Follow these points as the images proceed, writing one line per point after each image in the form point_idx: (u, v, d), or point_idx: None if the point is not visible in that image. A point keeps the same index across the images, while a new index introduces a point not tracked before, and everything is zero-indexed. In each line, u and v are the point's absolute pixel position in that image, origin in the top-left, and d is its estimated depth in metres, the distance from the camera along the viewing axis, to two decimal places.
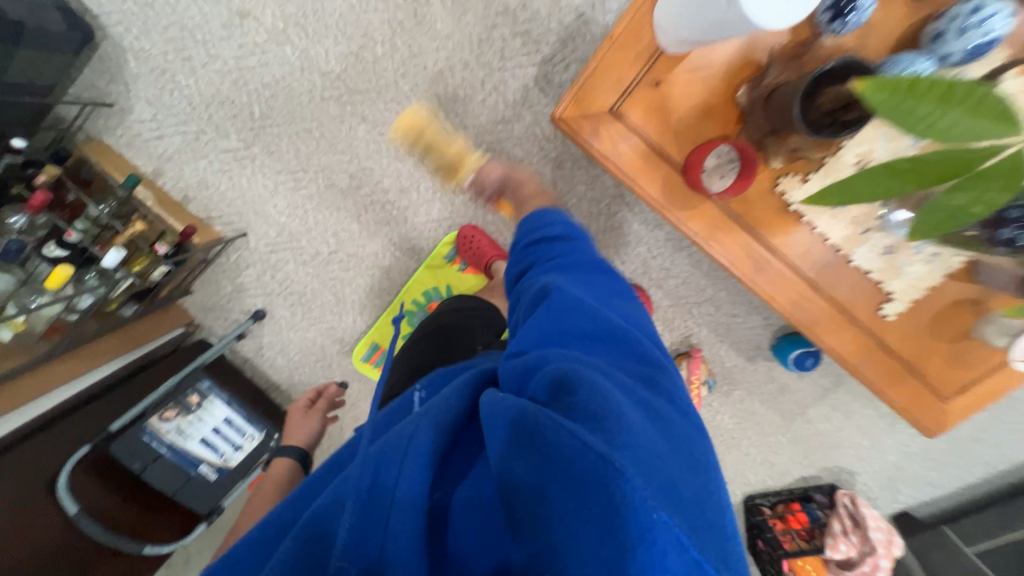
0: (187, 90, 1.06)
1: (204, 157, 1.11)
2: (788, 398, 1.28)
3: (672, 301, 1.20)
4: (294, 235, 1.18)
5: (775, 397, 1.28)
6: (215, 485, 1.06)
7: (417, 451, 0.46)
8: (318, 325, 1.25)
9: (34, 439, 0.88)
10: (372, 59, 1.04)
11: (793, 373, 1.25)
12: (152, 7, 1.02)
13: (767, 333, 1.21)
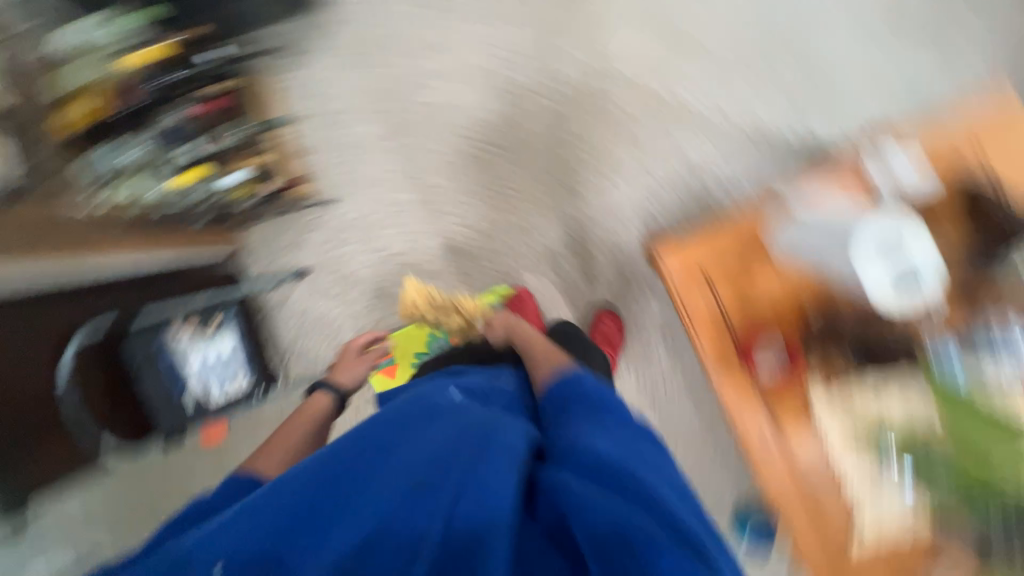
0: (359, 78, 1.23)
1: (338, 131, 1.25)
2: None
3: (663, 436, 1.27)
4: (373, 224, 1.28)
5: None
6: (187, 413, 1.05)
7: (468, 475, 0.59)
8: (349, 308, 1.30)
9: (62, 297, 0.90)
10: (514, 127, 1.24)
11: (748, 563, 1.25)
12: (369, 11, 1.22)
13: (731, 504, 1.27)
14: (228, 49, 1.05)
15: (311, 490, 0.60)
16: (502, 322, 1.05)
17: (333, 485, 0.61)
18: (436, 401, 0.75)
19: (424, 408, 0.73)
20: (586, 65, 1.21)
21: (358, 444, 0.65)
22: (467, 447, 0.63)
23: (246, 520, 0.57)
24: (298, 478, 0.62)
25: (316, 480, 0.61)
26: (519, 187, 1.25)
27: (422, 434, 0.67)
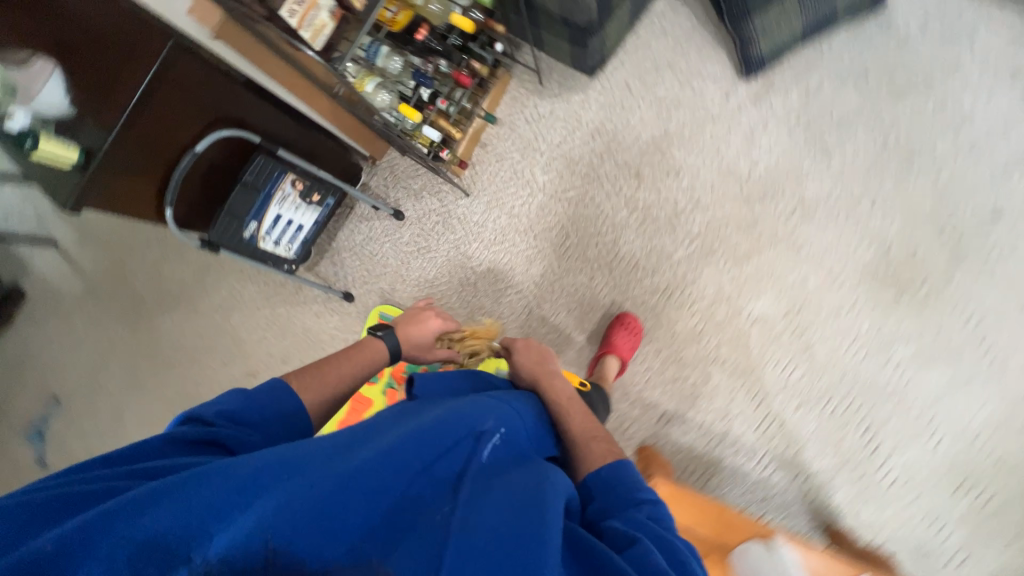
0: (569, 140, 1.33)
1: (519, 158, 1.36)
2: None
3: None
4: (475, 237, 1.38)
5: None
6: (238, 240, 1.11)
7: (515, 559, 0.46)
8: (405, 270, 1.43)
9: (246, 92, 0.99)
10: (636, 276, 1.26)
11: None
12: (623, 105, 1.30)
13: None
14: (504, 46, 1.20)
15: (320, 505, 0.48)
16: (529, 364, 0.90)
17: (342, 503, 0.48)
18: (469, 421, 0.59)
19: (455, 431, 0.58)
20: (727, 284, 1.20)
21: (376, 459, 0.52)
22: (511, 508, 0.50)
23: (242, 516, 0.47)
24: (296, 478, 0.49)
25: (324, 495, 0.48)
26: (597, 318, 1.28)
27: (443, 447, 0.56)
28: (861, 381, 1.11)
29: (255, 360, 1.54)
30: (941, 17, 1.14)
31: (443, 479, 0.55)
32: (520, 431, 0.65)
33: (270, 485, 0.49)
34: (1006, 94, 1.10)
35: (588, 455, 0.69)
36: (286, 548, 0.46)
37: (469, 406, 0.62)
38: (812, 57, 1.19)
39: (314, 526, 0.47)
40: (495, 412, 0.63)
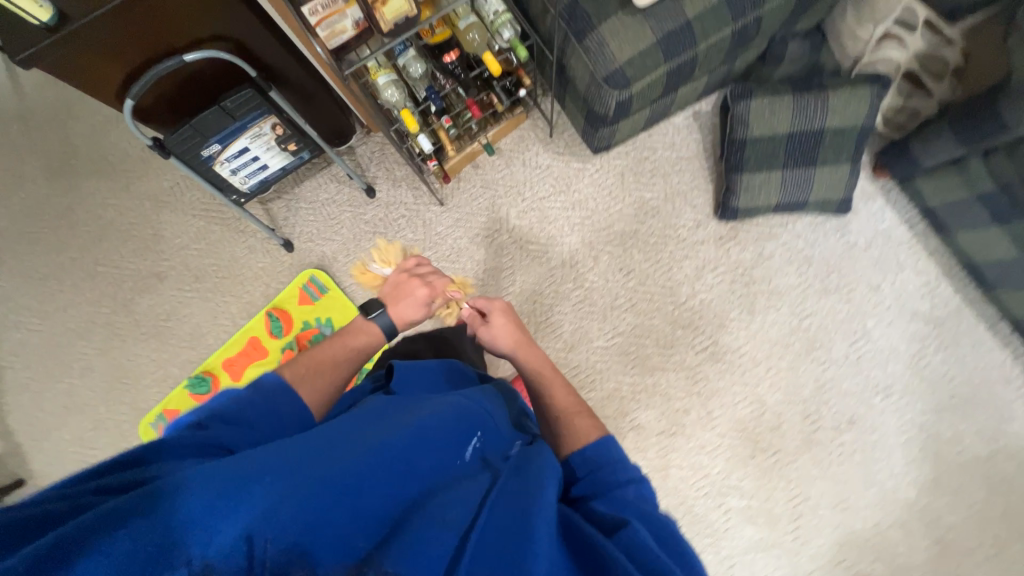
0: (552, 198, 1.39)
1: (503, 193, 1.40)
2: None
3: None
4: (432, 245, 1.41)
5: None
6: (194, 155, 1.08)
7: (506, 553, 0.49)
8: (355, 245, 1.43)
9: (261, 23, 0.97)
10: (554, 345, 1.33)
11: None
12: (610, 191, 1.39)
13: None
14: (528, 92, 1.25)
15: (315, 507, 0.50)
16: (502, 338, 0.92)
17: (336, 505, 0.51)
18: (451, 426, 0.63)
19: (437, 436, 0.61)
20: (625, 385, 1.30)
21: (363, 464, 0.54)
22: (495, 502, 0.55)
23: (244, 509, 0.48)
24: (288, 477, 0.51)
25: (320, 499, 0.51)
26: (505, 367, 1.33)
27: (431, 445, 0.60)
28: (692, 514, 1.24)
29: (166, 264, 1.48)
30: (885, 245, 1.30)
31: (430, 479, 0.57)
32: (497, 432, 0.68)
33: (255, 487, 0.50)
34: (901, 330, 1.27)
35: (572, 427, 0.75)
36: (291, 542, 0.48)
37: (446, 414, 0.64)
38: (775, 227, 1.33)
39: (313, 525, 0.49)
40: (472, 419, 0.67)
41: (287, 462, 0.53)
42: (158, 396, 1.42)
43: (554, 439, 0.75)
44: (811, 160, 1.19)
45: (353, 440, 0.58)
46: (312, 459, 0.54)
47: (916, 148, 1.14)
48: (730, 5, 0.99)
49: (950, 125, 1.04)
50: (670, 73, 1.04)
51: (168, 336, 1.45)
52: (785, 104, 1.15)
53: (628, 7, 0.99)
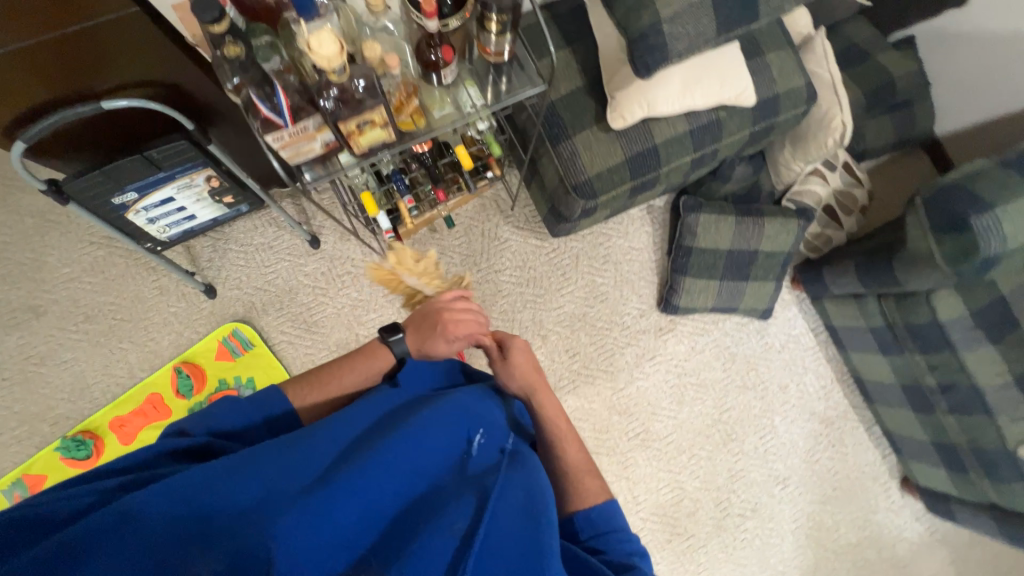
0: (508, 272, 1.39)
1: (459, 261, 1.36)
2: None
3: None
4: (378, 307, 1.33)
5: None
6: (102, 202, 0.92)
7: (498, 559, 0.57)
8: (290, 298, 1.31)
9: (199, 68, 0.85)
10: None
11: None
12: (565, 271, 1.41)
13: None
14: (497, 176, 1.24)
15: (321, 523, 0.55)
16: (526, 367, 0.83)
17: (341, 516, 0.56)
18: (453, 428, 0.68)
19: (432, 443, 0.65)
20: None
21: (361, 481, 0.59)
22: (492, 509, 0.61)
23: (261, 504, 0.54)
24: (301, 474, 0.58)
25: (329, 498, 0.56)
26: None
27: (433, 445, 0.65)
28: None
29: (48, 297, 1.25)
30: (795, 348, 1.46)
31: (431, 487, 0.63)
32: (496, 429, 0.73)
33: (263, 511, 0.54)
34: (801, 426, 1.44)
35: (582, 490, 0.75)
36: (305, 535, 0.54)
37: (450, 411, 0.69)
38: (707, 323, 1.44)
39: (324, 530, 0.55)
40: (474, 417, 0.71)
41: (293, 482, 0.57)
42: (18, 456, 1.19)
43: (559, 493, 0.76)
44: (746, 274, 1.30)
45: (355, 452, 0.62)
46: (314, 480, 0.58)
47: (828, 275, 1.30)
48: (693, 137, 1.05)
49: (855, 266, 1.20)
50: (633, 189, 1.07)
51: (40, 385, 1.22)
52: (728, 222, 1.25)
53: (602, 124, 1.01)
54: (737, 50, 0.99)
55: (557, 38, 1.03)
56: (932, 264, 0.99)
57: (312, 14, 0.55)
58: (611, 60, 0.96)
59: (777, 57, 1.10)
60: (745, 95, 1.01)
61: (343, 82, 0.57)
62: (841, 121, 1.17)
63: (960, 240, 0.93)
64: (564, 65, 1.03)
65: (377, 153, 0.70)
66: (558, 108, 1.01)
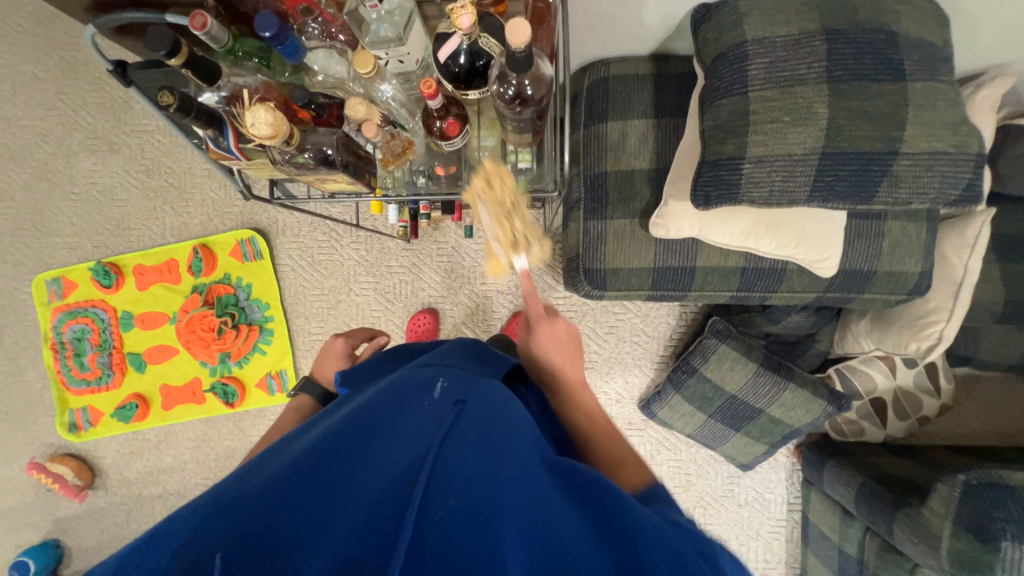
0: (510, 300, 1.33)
1: (467, 267, 1.33)
2: None
3: (133, 485, 1.40)
4: (377, 275, 1.35)
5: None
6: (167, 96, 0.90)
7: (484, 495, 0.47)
8: (306, 230, 1.35)
9: None
10: None
11: (9, 527, 1.41)
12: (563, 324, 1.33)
13: (49, 526, 1.40)
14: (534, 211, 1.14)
15: (258, 504, 0.42)
16: (552, 347, 0.77)
17: (283, 482, 0.44)
18: (410, 388, 0.60)
19: (397, 403, 0.57)
20: None
21: (310, 450, 0.49)
22: (463, 440, 0.52)
23: (175, 531, 0.40)
24: (229, 486, 0.45)
25: (267, 485, 0.44)
26: None
27: (382, 403, 0.57)
28: None
29: (124, 139, 1.38)
30: (758, 512, 1.31)
31: (393, 435, 0.52)
32: (462, 379, 0.63)
33: (194, 504, 0.43)
34: None
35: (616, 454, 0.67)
36: (237, 540, 0.39)
37: (401, 382, 0.61)
38: (680, 442, 1.32)
39: (262, 514, 0.41)
40: (431, 378, 0.63)
41: (233, 475, 0.47)
42: (65, 260, 1.41)
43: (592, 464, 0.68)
44: (739, 425, 1.15)
45: (312, 432, 0.55)
46: (255, 464, 0.49)
47: (828, 472, 1.12)
48: (742, 276, 0.90)
49: (859, 485, 1.02)
50: (650, 299, 0.94)
51: (96, 210, 1.39)
52: (746, 367, 1.10)
53: (646, 221, 0.89)
54: (843, 215, 0.81)
55: (646, 103, 0.89)
56: (933, 548, 0.82)
57: (298, 57, 0.49)
58: (684, 159, 0.81)
59: (899, 229, 0.87)
60: (825, 264, 0.83)
61: (291, 147, 0.52)
62: (941, 331, 0.91)
63: (977, 548, 0.77)
64: (639, 138, 0.89)
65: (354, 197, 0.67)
66: (608, 181, 0.89)
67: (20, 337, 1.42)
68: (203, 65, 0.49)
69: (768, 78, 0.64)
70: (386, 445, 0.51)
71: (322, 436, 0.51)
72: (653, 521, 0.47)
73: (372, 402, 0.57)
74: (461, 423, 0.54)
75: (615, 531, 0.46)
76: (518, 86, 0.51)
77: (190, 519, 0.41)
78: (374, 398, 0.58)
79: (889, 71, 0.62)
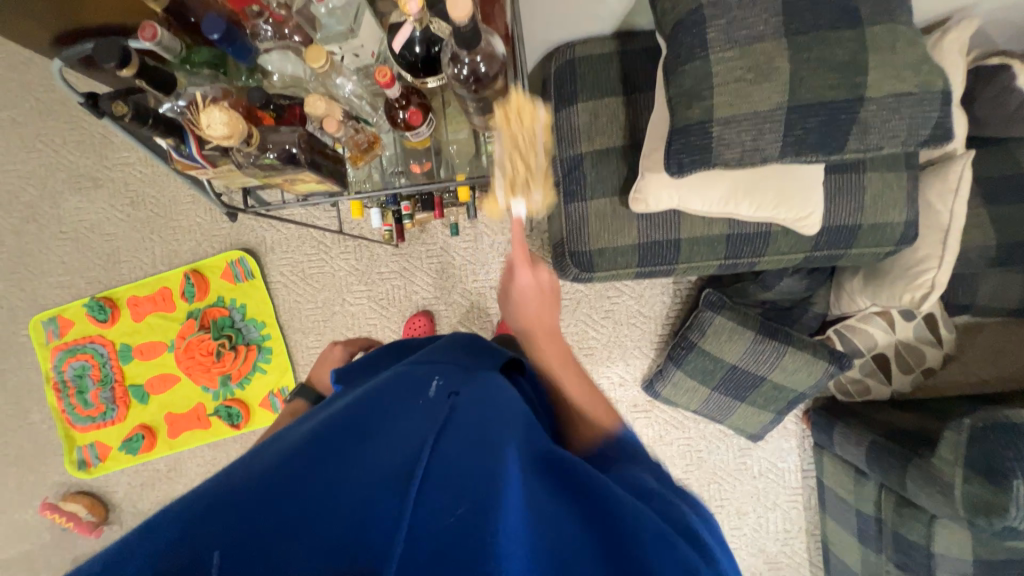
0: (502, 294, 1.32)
1: (457, 265, 1.33)
2: (7, 552, 1.42)
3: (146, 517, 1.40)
4: (368, 282, 1.35)
5: (14, 543, 1.42)
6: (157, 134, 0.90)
7: (479, 487, 0.45)
8: (294, 245, 1.36)
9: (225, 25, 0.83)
10: None
11: (27, 569, 1.41)
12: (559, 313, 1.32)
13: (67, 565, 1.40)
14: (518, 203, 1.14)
15: (246, 506, 0.42)
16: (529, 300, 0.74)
17: (274, 483, 0.44)
18: (406, 384, 0.60)
19: (391, 401, 0.56)
20: None
21: (302, 448, 0.48)
22: (461, 437, 0.50)
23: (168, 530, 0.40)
24: (222, 484, 0.45)
25: (259, 485, 0.44)
26: None
27: (379, 401, 0.56)
28: None
29: (107, 173, 1.39)
30: (773, 481, 1.30)
31: (388, 430, 0.51)
32: (458, 376, 0.63)
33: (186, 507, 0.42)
34: (743, 560, 1.31)
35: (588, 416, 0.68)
36: (228, 542, 0.39)
37: (397, 380, 0.61)
38: (688, 419, 1.32)
39: (250, 517, 0.41)
40: (427, 376, 0.62)
41: (227, 469, 0.47)
42: (59, 299, 1.41)
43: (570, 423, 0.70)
44: (743, 395, 1.15)
45: (304, 428, 0.55)
46: (250, 460, 0.49)
47: (838, 434, 1.11)
48: (728, 243, 0.89)
49: (869, 442, 1.01)
50: (640, 276, 0.94)
51: (85, 246, 1.40)
52: (744, 336, 1.09)
53: (626, 197, 0.89)
54: (822, 170, 0.81)
55: (614, 80, 0.89)
56: (947, 496, 0.82)
57: (247, 58, 0.53)
58: (656, 131, 0.81)
59: (879, 180, 0.87)
60: (808, 222, 0.83)
61: (253, 148, 0.52)
62: (933, 279, 0.91)
63: (990, 491, 0.76)
64: (610, 116, 0.89)
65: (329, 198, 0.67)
66: (584, 162, 0.90)
67: (22, 380, 1.42)
68: (157, 75, 0.50)
69: (728, 39, 0.64)
70: (379, 441, 0.50)
71: (314, 434, 0.51)
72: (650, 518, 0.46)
73: (367, 401, 0.56)
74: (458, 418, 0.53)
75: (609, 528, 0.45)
76: (471, 63, 0.51)
77: (181, 523, 0.41)
78: (370, 397, 0.57)
79: (846, 19, 0.62)
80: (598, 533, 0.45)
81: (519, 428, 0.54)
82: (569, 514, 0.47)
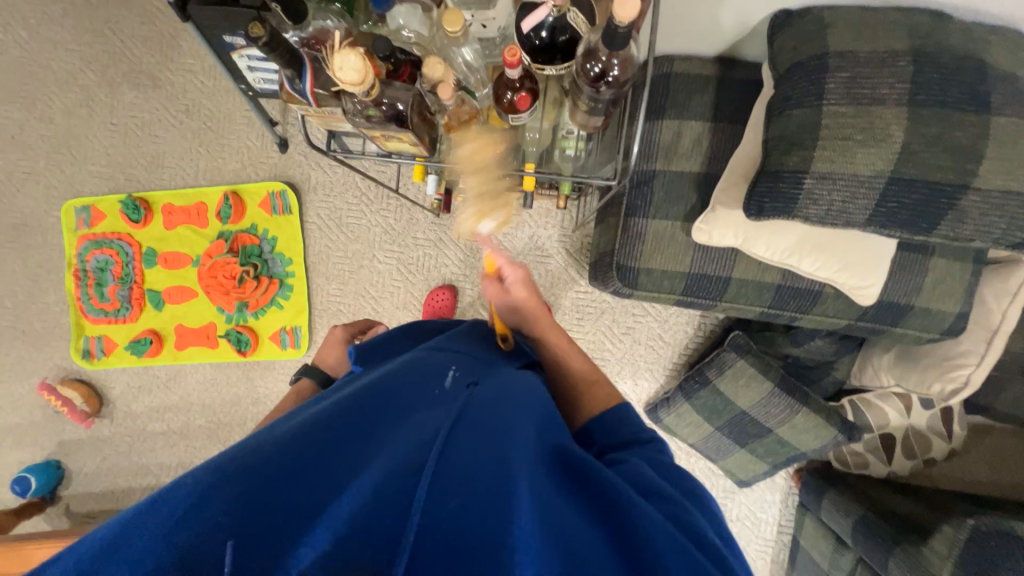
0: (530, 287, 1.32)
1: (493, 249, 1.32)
2: None
3: (137, 418, 1.42)
4: (402, 244, 1.35)
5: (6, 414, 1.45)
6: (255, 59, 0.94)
7: (491, 486, 0.44)
8: (337, 190, 1.35)
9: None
10: None
11: (13, 441, 1.44)
12: (581, 318, 1.32)
13: (53, 446, 1.43)
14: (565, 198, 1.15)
15: (251, 487, 0.41)
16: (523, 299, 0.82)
17: (289, 459, 0.44)
18: (423, 371, 0.59)
19: (407, 388, 0.56)
20: None
21: (312, 428, 0.48)
22: (474, 428, 0.49)
23: (182, 501, 0.40)
24: (238, 455, 0.45)
25: (272, 459, 0.43)
26: None
27: (396, 385, 0.56)
28: None
29: (168, 75, 1.37)
30: (748, 529, 1.32)
31: (405, 418, 0.51)
32: (476, 370, 0.63)
33: (202, 476, 0.42)
34: None
35: (592, 397, 0.72)
36: (241, 517, 0.39)
37: (414, 366, 0.60)
38: (681, 450, 1.33)
39: (264, 494, 0.41)
40: (444, 365, 0.62)
41: (240, 444, 0.47)
42: (96, 189, 1.41)
43: (575, 398, 0.73)
44: (744, 441, 1.15)
45: (323, 403, 0.55)
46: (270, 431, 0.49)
47: (827, 500, 1.12)
48: (776, 293, 0.89)
49: (858, 516, 1.02)
50: (679, 304, 0.93)
51: (133, 143, 1.40)
52: (762, 386, 1.09)
53: (689, 224, 0.88)
54: (893, 245, 0.80)
55: (706, 105, 0.87)
56: None
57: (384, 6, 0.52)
58: (740, 167, 0.79)
59: (944, 267, 0.86)
60: (864, 292, 0.82)
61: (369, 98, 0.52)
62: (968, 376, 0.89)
63: None
64: (693, 139, 0.87)
65: (404, 154, 0.68)
66: (656, 180, 0.88)
67: (44, 259, 1.43)
68: (293, 3, 0.49)
69: (847, 94, 0.62)
70: (397, 429, 0.49)
71: (325, 413, 0.50)
72: (671, 530, 0.45)
73: (384, 383, 0.56)
74: (474, 411, 0.52)
75: (628, 537, 0.44)
76: (604, 64, 0.51)
77: (197, 494, 0.40)
78: (388, 377, 0.57)
79: (974, 102, 0.60)
80: (611, 534, 0.45)
81: (536, 423, 0.53)
82: (581, 515, 0.46)
